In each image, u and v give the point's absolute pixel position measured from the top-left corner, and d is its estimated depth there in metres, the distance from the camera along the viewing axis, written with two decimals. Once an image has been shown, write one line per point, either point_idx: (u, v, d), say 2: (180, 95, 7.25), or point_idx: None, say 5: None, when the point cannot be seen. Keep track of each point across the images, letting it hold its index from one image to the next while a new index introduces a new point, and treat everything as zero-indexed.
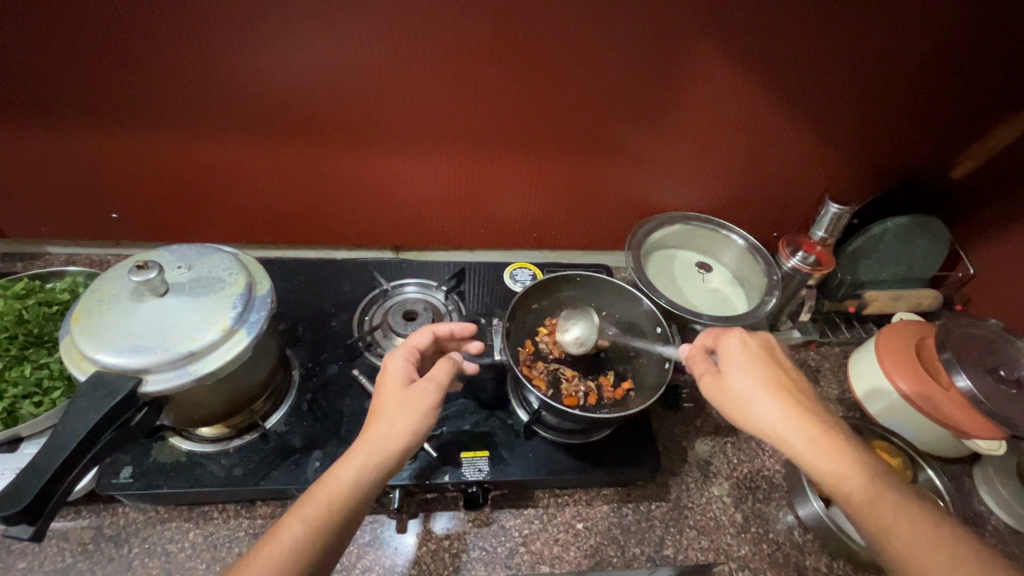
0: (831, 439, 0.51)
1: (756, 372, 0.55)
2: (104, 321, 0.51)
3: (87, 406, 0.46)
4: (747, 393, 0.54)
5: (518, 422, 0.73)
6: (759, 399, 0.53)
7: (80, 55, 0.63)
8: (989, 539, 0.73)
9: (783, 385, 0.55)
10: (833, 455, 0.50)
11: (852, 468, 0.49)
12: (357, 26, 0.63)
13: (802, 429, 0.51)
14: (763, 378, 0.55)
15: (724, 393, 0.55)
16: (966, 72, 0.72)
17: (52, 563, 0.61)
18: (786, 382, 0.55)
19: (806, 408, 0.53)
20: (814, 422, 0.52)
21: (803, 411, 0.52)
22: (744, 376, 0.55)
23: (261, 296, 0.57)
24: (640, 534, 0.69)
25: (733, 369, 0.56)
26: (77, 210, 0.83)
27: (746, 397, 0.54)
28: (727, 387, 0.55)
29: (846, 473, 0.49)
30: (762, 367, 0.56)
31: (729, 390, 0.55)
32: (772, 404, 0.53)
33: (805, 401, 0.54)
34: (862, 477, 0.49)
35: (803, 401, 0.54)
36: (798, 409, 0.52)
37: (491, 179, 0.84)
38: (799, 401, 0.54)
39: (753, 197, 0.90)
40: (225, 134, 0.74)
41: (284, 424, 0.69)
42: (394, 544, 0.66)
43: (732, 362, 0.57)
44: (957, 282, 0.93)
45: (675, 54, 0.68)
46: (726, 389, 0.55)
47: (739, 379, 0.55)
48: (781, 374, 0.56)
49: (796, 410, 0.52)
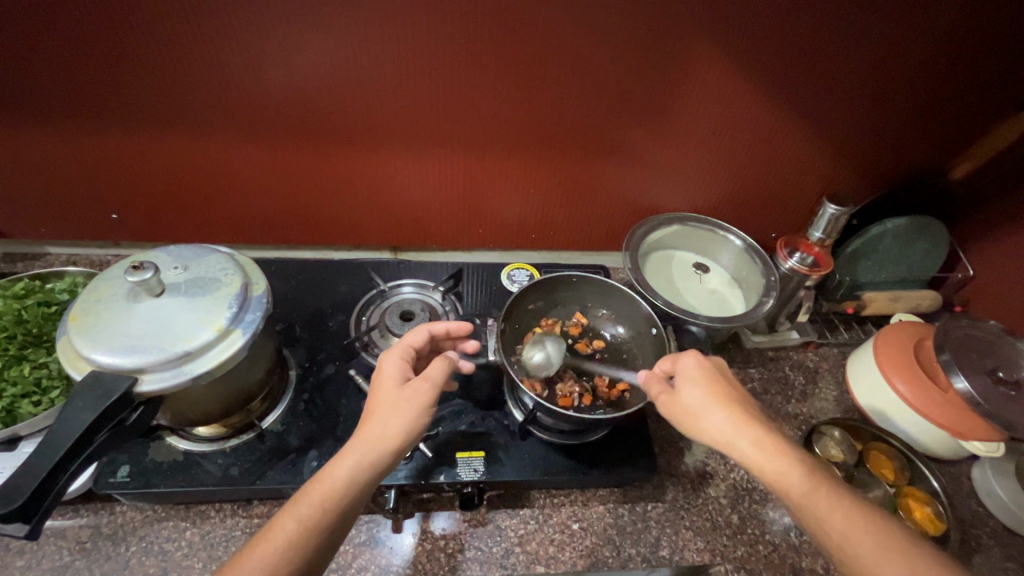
0: (779, 450, 0.52)
1: (707, 386, 0.57)
2: (100, 322, 0.51)
3: (82, 405, 0.46)
4: (697, 409, 0.56)
5: (514, 422, 0.73)
6: (709, 414, 0.55)
7: (76, 56, 0.63)
8: (987, 542, 0.72)
9: (732, 400, 0.56)
10: (781, 467, 0.51)
11: (799, 478, 0.50)
12: (352, 28, 0.63)
13: (745, 441, 0.52)
14: (713, 392, 0.56)
15: (677, 410, 0.57)
16: (964, 72, 0.72)
17: (49, 561, 0.61)
18: (733, 396, 0.57)
19: (755, 421, 0.54)
20: (761, 435, 0.53)
21: (752, 423, 0.54)
22: (695, 391, 0.57)
23: (257, 296, 0.58)
24: (636, 535, 0.69)
25: (685, 385, 0.58)
26: (77, 211, 0.84)
27: (697, 412, 0.55)
28: (680, 404, 0.57)
29: (793, 484, 0.50)
30: (714, 382, 0.58)
31: (681, 407, 0.57)
32: (721, 419, 0.54)
33: (755, 414, 0.56)
34: (808, 486, 0.50)
35: (752, 413, 0.56)
36: (746, 422, 0.54)
37: (488, 180, 0.84)
38: (748, 414, 0.55)
39: (751, 198, 0.90)
40: (222, 135, 0.74)
41: (281, 424, 0.69)
42: (390, 543, 0.66)
43: (684, 378, 0.59)
44: (958, 283, 0.92)
45: (670, 55, 0.68)
46: (679, 406, 0.57)
47: (691, 395, 0.57)
48: (731, 389, 0.58)
49: (739, 419, 0.54)
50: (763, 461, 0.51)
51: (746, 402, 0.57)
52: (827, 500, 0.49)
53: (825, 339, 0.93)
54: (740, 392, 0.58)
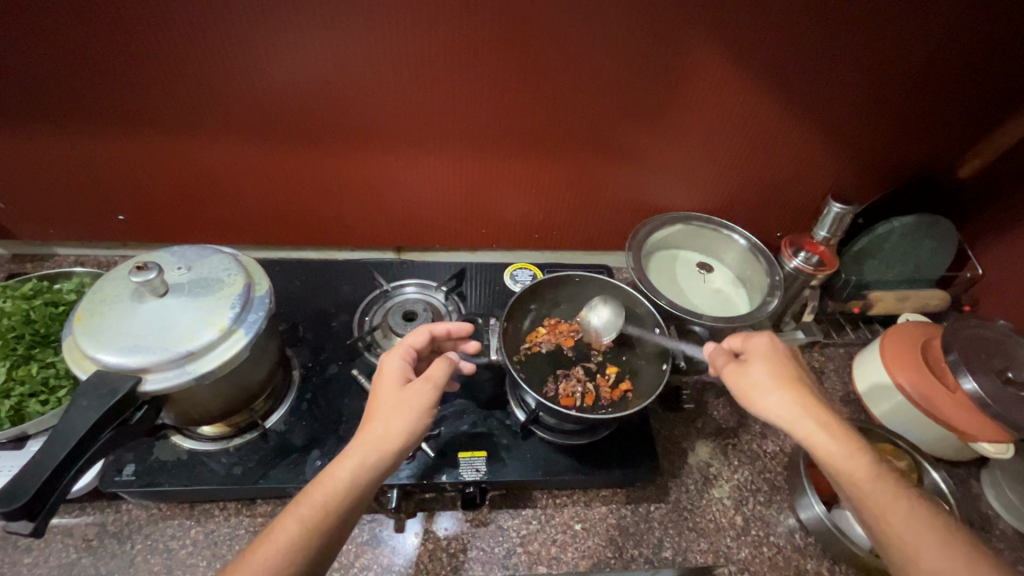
0: (845, 436, 0.53)
1: (776, 366, 0.58)
2: (105, 322, 0.52)
3: (86, 404, 0.46)
4: (764, 385, 0.56)
5: (516, 422, 0.73)
6: (775, 393, 0.55)
7: (83, 58, 0.64)
8: (996, 544, 0.71)
9: (801, 383, 0.57)
10: (842, 449, 0.52)
11: (860, 463, 0.52)
12: (354, 31, 0.63)
13: (811, 423, 0.53)
14: (781, 372, 0.57)
15: (742, 384, 0.58)
16: (973, 69, 0.71)
17: (56, 558, 0.62)
18: (801, 379, 0.57)
19: (820, 404, 0.55)
20: (827, 419, 0.54)
21: (820, 408, 0.55)
22: (763, 368, 0.57)
23: (259, 296, 0.58)
24: (638, 536, 0.68)
25: (754, 361, 0.59)
26: (85, 213, 0.85)
27: (764, 387, 0.56)
28: (746, 377, 0.58)
29: (855, 468, 0.51)
30: (783, 364, 0.58)
31: (747, 381, 0.57)
32: (788, 399, 0.55)
33: (821, 399, 0.56)
34: (869, 473, 0.51)
35: (819, 399, 0.56)
36: (812, 405, 0.55)
37: (490, 181, 0.84)
38: (815, 398, 0.56)
39: (755, 197, 0.89)
40: (226, 137, 0.75)
41: (284, 424, 0.70)
42: (392, 543, 0.66)
43: (754, 355, 0.59)
44: (967, 282, 0.91)
45: (673, 54, 0.68)
46: (744, 378, 0.58)
47: (759, 372, 0.57)
48: (799, 372, 0.58)
49: (807, 401, 0.55)
50: (825, 442, 0.52)
51: (812, 386, 0.58)
52: (886, 486, 0.51)
53: (831, 339, 0.92)
54: (808, 377, 0.59)
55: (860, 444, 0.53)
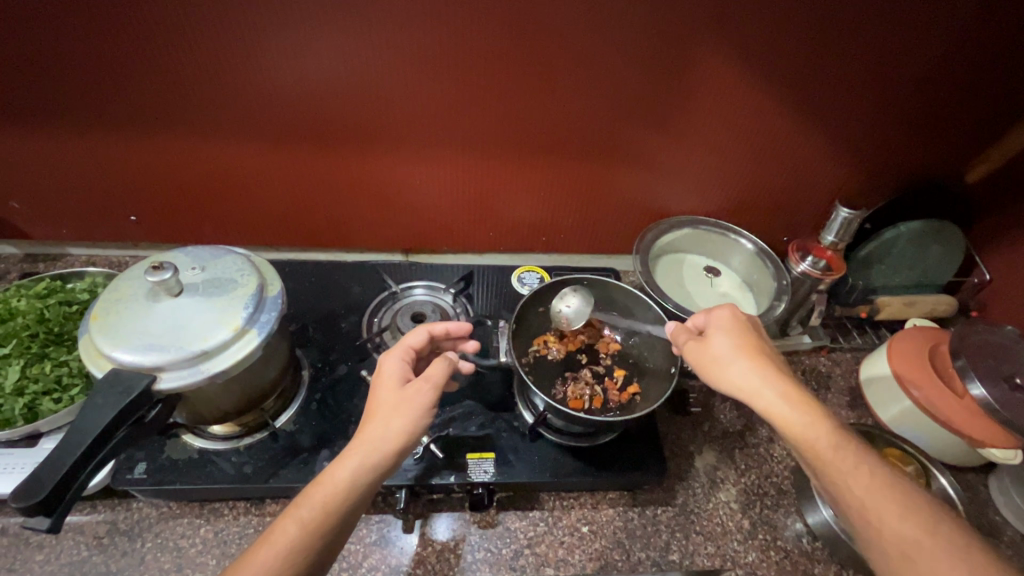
0: (804, 402, 0.53)
1: (738, 338, 0.58)
2: (121, 321, 0.52)
3: (102, 402, 0.47)
4: (725, 357, 0.57)
5: (524, 423, 0.73)
6: (735, 365, 0.56)
7: (98, 58, 0.65)
8: (1005, 551, 0.71)
9: (762, 354, 0.57)
10: (802, 417, 0.52)
11: (819, 431, 0.51)
12: (366, 36, 0.64)
13: (771, 392, 0.54)
14: (743, 344, 0.57)
15: (703, 358, 0.58)
16: (978, 74, 0.71)
17: (67, 556, 0.62)
18: (763, 350, 0.58)
19: (782, 373, 0.55)
20: (786, 389, 0.54)
21: (781, 376, 0.55)
22: (724, 342, 0.58)
23: (272, 297, 0.58)
24: (646, 539, 0.68)
25: (715, 335, 0.59)
26: (97, 214, 0.86)
27: (724, 360, 0.56)
28: (707, 352, 0.58)
29: (814, 436, 0.51)
30: (744, 336, 0.59)
31: (709, 355, 0.58)
32: (748, 369, 0.55)
33: (784, 370, 0.56)
34: (828, 441, 0.51)
35: (780, 368, 0.56)
36: (774, 374, 0.55)
37: (499, 184, 0.85)
38: (776, 367, 0.56)
39: (762, 202, 0.89)
40: (238, 139, 0.75)
41: (294, 423, 0.70)
42: (400, 543, 0.66)
43: (715, 330, 0.60)
44: (974, 288, 0.91)
45: (681, 59, 0.68)
46: (706, 353, 0.58)
47: (721, 345, 0.58)
48: (761, 344, 0.59)
49: (769, 370, 0.55)
50: (782, 409, 0.52)
51: (774, 357, 0.58)
52: (845, 453, 0.50)
53: (838, 343, 0.92)
54: (771, 349, 0.59)
55: (820, 411, 0.53)
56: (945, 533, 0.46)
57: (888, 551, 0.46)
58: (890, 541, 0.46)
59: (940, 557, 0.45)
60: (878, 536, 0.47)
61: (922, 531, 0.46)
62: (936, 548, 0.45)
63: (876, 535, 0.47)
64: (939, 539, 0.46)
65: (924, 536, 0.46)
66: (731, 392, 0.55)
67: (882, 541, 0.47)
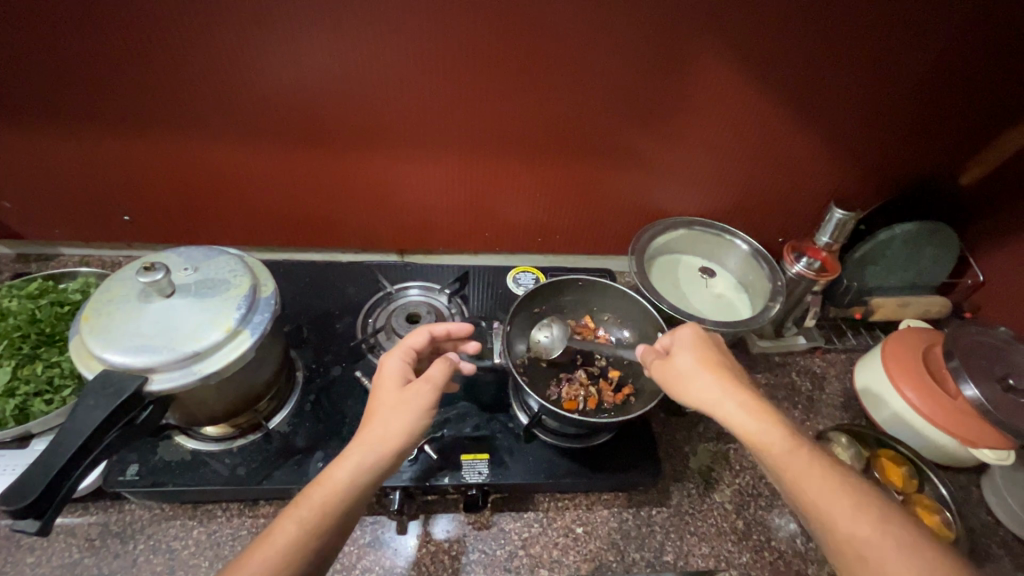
0: (763, 412, 0.53)
1: (700, 353, 0.59)
2: (112, 322, 0.52)
3: (94, 403, 0.47)
4: (688, 371, 0.57)
5: (519, 425, 0.73)
6: (697, 379, 0.56)
7: (89, 58, 0.64)
8: (997, 551, 0.71)
9: (723, 367, 0.57)
10: (759, 426, 0.52)
11: (777, 439, 0.51)
12: (361, 36, 0.64)
13: (730, 403, 0.54)
14: (704, 359, 0.58)
15: (667, 374, 0.59)
16: (972, 76, 0.71)
17: (58, 558, 0.62)
18: (725, 364, 0.58)
19: (743, 386, 0.56)
20: (745, 399, 0.54)
21: (741, 388, 0.55)
22: (687, 357, 0.59)
23: (265, 297, 0.58)
24: (640, 540, 0.68)
25: (677, 351, 0.60)
26: (90, 214, 0.85)
27: (686, 375, 0.57)
28: (671, 368, 0.59)
29: (772, 445, 0.51)
30: (705, 351, 0.59)
31: (673, 371, 0.58)
32: (709, 383, 0.56)
33: (747, 383, 0.57)
34: (785, 448, 0.51)
35: (742, 380, 0.57)
36: (734, 386, 0.55)
37: (494, 184, 0.84)
38: (738, 380, 0.56)
39: (757, 203, 0.90)
40: (231, 139, 0.75)
41: (287, 425, 0.70)
42: (394, 544, 0.66)
43: (678, 346, 0.60)
44: (968, 289, 0.92)
45: (676, 60, 0.68)
46: (670, 370, 0.59)
47: (683, 361, 0.58)
48: (724, 358, 0.59)
49: (729, 382, 0.56)
50: (742, 421, 0.53)
51: (736, 370, 0.58)
52: (802, 459, 0.50)
53: (833, 344, 0.92)
54: (734, 362, 0.59)
55: (779, 420, 0.53)
56: (903, 536, 0.45)
57: (847, 561, 0.46)
58: (846, 547, 0.46)
59: (896, 561, 0.44)
60: (837, 545, 0.46)
61: (879, 536, 0.45)
62: (890, 550, 0.44)
63: (835, 542, 0.47)
64: (890, 540, 0.45)
65: (877, 538, 0.45)
66: (694, 406, 0.55)
67: (841, 547, 0.46)
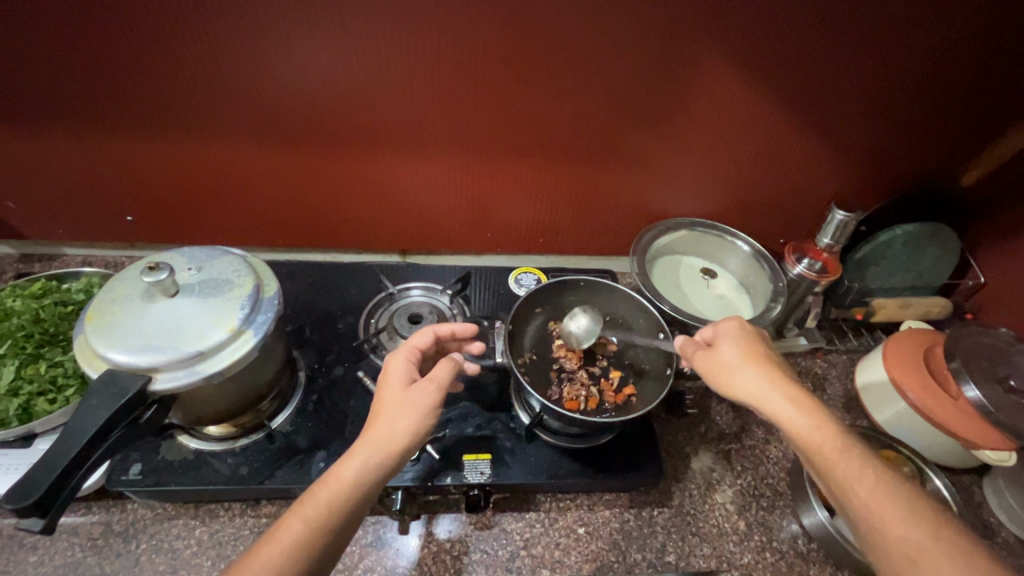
0: (812, 407, 0.53)
1: (746, 346, 0.59)
2: (117, 322, 0.52)
3: (97, 402, 0.47)
4: (733, 363, 0.57)
5: (520, 425, 0.73)
6: (743, 371, 0.56)
7: (93, 58, 0.65)
8: (999, 552, 0.71)
9: (769, 361, 0.58)
10: (808, 421, 0.52)
11: (827, 435, 0.51)
12: (362, 37, 0.64)
13: (778, 395, 0.54)
14: (751, 353, 0.58)
15: (712, 364, 0.59)
16: (974, 78, 0.71)
17: (61, 557, 0.62)
18: (772, 358, 0.58)
19: (789, 380, 0.56)
20: (794, 393, 0.54)
21: (789, 383, 0.55)
22: (732, 349, 0.59)
23: (269, 297, 0.58)
24: (641, 541, 0.69)
25: (722, 343, 0.60)
26: (93, 214, 0.85)
27: (732, 366, 0.57)
28: (716, 359, 0.59)
29: (821, 440, 0.51)
30: (751, 344, 0.59)
31: (718, 361, 0.58)
32: (756, 376, 0.56)
33: (793, 378, 0.57)
34: (834, 444, 0.51)
35: (788, 376, 0.57)
36: (782, 380, 0.55)
37: (496, 185, 0.85)
38: (785, 375, 0.56)
39: (759, 204, 0.90)
40: (234, 139, 0.75)
41: (290, 424, 0.70)
42: (396, 544, 0.66)
43: (724, 337, 0.60)
44: (969, 290, 0.91)
45: (677, 62, 0.69)
46: (715, 360, 0.59)
47: (729, 352, 0.59)
48: (770, 353, 0.59)
49: (777, 376, 0.56)
50: (790, 414, 0.53)
51: (782, 365, 0.58)
52: (852, 457, 0.50)
53: (834, 345, 0.92)
54: (779, 357, 0.59)
55: (828, 417, 0.53)
56: (951, 540, 0.45)
57: (888, 557, 0.46)
58: (894, 546, 0.46)
59: (942, 562, 0.44)
60: (879, 540, 0.47)
61: (929, 538, 0.45)
62: (939, 552, 0.44)
63: (881, 540, 0.47)
64: (940, 543, 0.45)
65: (927, 540, 0.45)
66: (739, 397, 0.56)
67: (887, 546, 0.46)
